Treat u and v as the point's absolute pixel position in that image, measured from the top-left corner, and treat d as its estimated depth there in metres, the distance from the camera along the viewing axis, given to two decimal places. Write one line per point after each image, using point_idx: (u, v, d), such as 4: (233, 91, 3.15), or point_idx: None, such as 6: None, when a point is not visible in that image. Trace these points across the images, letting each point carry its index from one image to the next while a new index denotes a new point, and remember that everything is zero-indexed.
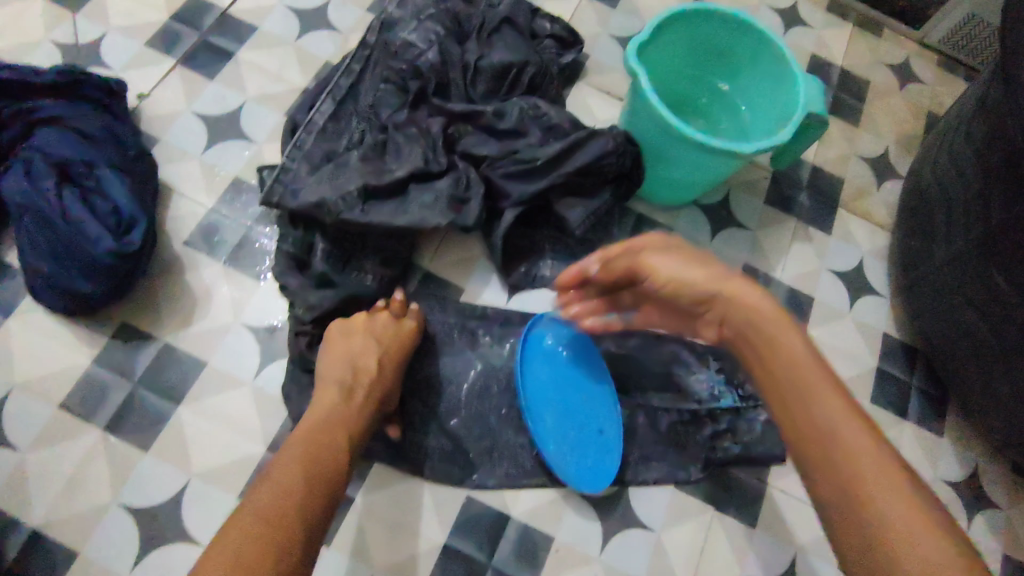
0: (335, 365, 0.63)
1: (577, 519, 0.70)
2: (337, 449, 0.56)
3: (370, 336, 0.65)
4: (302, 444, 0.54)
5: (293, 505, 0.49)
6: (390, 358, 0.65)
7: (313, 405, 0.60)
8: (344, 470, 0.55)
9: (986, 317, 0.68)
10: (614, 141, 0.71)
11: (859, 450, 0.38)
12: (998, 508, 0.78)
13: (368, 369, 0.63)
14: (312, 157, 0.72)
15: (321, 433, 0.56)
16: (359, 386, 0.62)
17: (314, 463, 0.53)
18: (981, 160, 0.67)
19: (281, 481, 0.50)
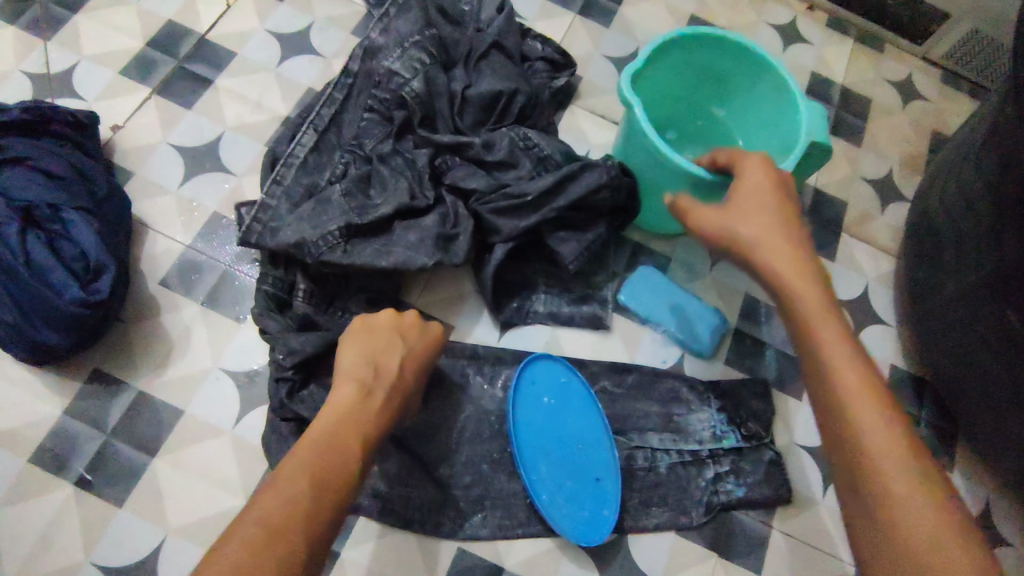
0: (355, 360, 0.57)
1: (576, 571, 0.66)
2: (356, 451, 0.49)
3: (394, 338, 0.59)
4: (318, 442, 0.48)
5: (302, 518, 0.43)
6: (412, 361, 0.59)
7: (332, 397, 0.53)
8: (359, 476, 0.48)
9: (1000, 357, 0.65)
10: (608, 175, 0.68)
11: (873, 424, 0.41)
12: (1015, 547, 0.74)
13: (390, 368, 0.57)
14: (292, 194, 0.68)
15: (337, 432, 0.50)
16: (378, 381, 0.55)
17: (328, 467, 0.47)
18: (992, 193, 0.64)
19: (291, 486, 0.44)
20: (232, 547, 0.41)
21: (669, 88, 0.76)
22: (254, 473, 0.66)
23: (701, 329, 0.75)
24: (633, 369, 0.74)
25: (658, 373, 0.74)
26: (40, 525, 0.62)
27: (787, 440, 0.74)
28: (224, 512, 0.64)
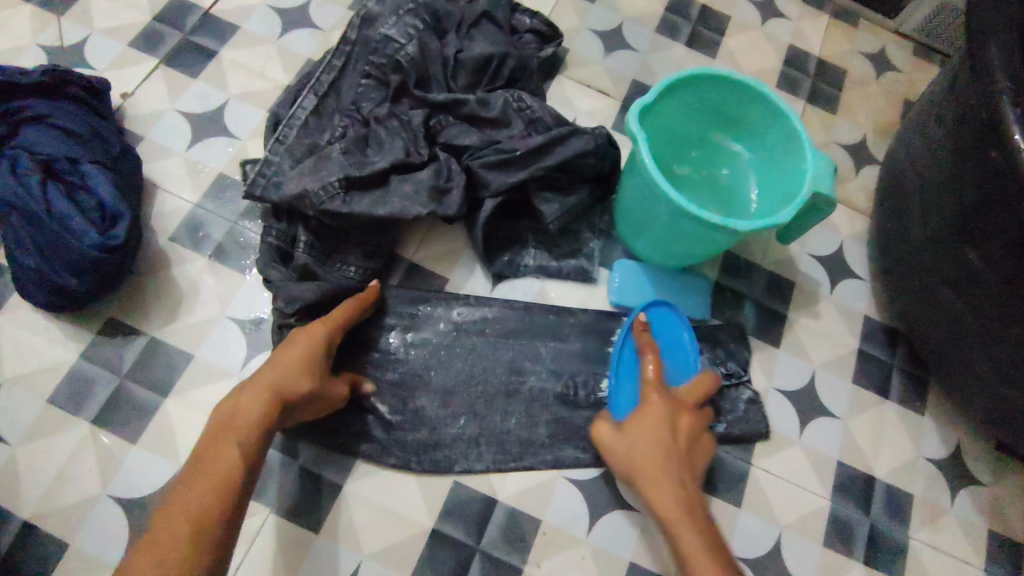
0: (264, 373, 0.57)
1: (565, 503, 0.70)
2: (233, 454, 0.53)
3: (305, 329, 0.62)
4: (201, 455, 0.53)
5: (192, 528, 0.48)
6: (299, 349, 0.59)
7: (223, 410, 0.55)
8: (236, 476, 0.52)
9: (962, 296, 0.69)
10: (595, 142, 0.73)
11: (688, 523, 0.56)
12: (983, 485, 0.79)
13: (282, 363, 0.58)
14: (294, 151, 0.72)
15: (217, 441, 0.53)
16: (263, 376, 0.56)
17: (215, 486, 0.51)
18: (951, 140, 0.68)
19: (191, 502, 0.50)
20: (138, 556, 0.47)
21: (679, 128, 0.76)
22: None
23: (677, 283, 0.80)
24: (618, 317, 0.78)
25: None
26: (60, 462, 0.66)
27: (765, 383, 0.79)
28: None
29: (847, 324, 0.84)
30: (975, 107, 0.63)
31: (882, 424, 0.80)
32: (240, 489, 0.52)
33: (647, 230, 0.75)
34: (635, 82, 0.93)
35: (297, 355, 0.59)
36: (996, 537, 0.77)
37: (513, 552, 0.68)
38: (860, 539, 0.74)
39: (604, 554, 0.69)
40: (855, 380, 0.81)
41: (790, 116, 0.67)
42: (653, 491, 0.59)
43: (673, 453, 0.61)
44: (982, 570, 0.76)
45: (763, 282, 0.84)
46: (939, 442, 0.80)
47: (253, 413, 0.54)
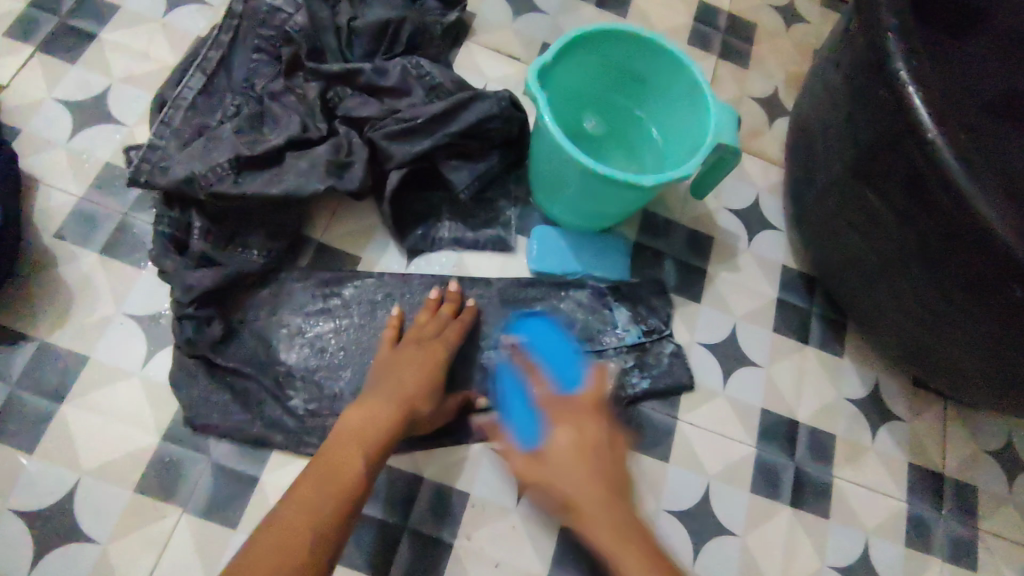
0: (414, 383, 0.62)
1: (492, 474, 0.70)
2: (359, 464, 0.55)
3: (421, 346, 0.65)
4: (326, 460, 0.54)
5: (311, 519, 0.50)
6: (434, 367, 0.64)
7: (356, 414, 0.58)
8: (363, 472, 0.55)
9: (867, 237, 0.70)
10: (499, 105, 0.71)
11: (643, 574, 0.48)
12: (902, 420, 0.82)
13: (426, 383, 0.63)
14: (181, 133, 0.68)
15: (340, 446, 0.56)
16: (394, 389, 0.61)
17: (347, 492, 0.53)
18: (845, 84, 0.69)
19: (314, 504, 0.51)
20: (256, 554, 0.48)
21: (584, 87, 0.74)
22: (166, 411, 0.67)
23: (594, 246, 0.79)
24: (538, 284, 0.77)
25: (561, 286, 0.77)
26: None
27: (687, 339, 0.79)
28: (138, 451, 0.65)
29: (765, 275, 0.85)
30: (861, 49, 0.64)
31: (803, 369, 0.81)
32: (353, 501, 0.53)
33: (559, 193, 0.74)
34: (545, 45, 0.91)
35: (433, 374, 0.64)
36: (915, 469, 0.80)
37: (442, 528, 0.67)
38: (786, 483, 0.76)
39: (534, 521, 0.69)
40: (775, 329, 0.82)
41: (692, 68, 0.67)
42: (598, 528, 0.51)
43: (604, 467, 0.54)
44: (904, 502, 0.78)
45: (682, 239, 0.84)
46: (858, 382, 0.82)
47: (380, 418, 0.58)
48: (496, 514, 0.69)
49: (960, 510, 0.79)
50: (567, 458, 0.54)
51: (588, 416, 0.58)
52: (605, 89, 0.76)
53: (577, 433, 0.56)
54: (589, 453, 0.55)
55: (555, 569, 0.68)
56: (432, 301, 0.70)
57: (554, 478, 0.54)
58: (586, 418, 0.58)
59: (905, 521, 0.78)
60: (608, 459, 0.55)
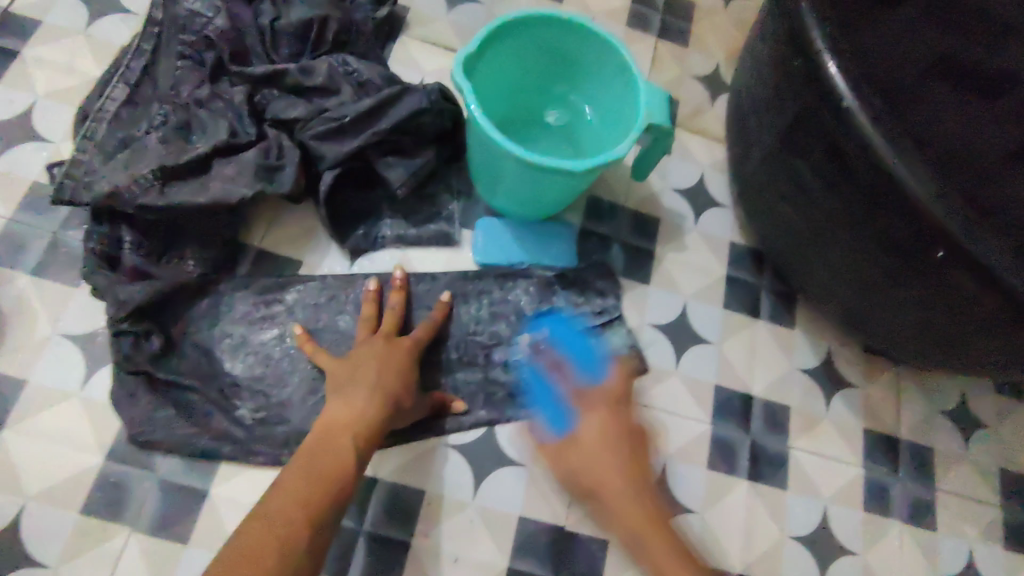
0: (393, 375, 0.63)
1: (448, 470, 0.70)
2: (348, 446, 0.58)
3: (387, 343, 0.66)
4: (312, 452, 0.57)
5: (302, 505, 0.53)
6: (400, 362, 0.64)
7: (345, 401, 0.60)
8: (350, 459, 0.57)
9: (799, 209, 0.71)
10: (429, 98, 0.71)
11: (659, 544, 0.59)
12: (856, 387, 0.83)
13: (398, 377, 0.63)
14: (105, 146, 0.67)
15: (325, 439, 0.58)
16: (384, 378, 0.62)
17: (330, 470, 0.56)
18: (771, 55, 0.69)
19: (312, 479, 0.55)
20: (248, 524, 0.53)
21: (516, 75, 0.74)
22: (108, 430, 0.65)
23: (540, 235, 0.79)
24: (485, 276, 0.76)
25: (507, 277, 0.77)
26: None
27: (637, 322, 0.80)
28: (82, 472, 0.64)
29: (714, 252, 0.85)
30: (779, 25, 0.66)
31: (755, 343, 0.82)
32: (349, 478, 0.57)
33: (497, 183, 0.73)
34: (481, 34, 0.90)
35: (401, 369, 0.64)
36: (871, 435, 0.81)
37: (399, 527, 0.67)
38: (743, 458, 0.77)
39: (493, 514, 0.69)
40: (726, 306, 0.83)
41: (619, 49, 0.67)
42: (614, 498, 0.62)
43: (624, 452, 0.63)
44: (861, 468, 0.79)
45: (629, 222, 0.84)
46: (811, 352, 0.83)
47: (365, 406, 0.60)
48: (454, 509, 0.69)
49: (917, 473, 0.80)
50: (607, 433, 0.63)
51: (615, 408, 0.65)
52: (539, 75, 0.75)
53: (608, 417, 0.64)
54: (614, 428, 0.63)
55: (515, 561, 0.68)
56: (371, 293, 0.70)
57: (579, 454, 0.63)
58: (607, 423, 0.63)
59: (863, 486, 0.79)
60: (631, 442, 0.64)
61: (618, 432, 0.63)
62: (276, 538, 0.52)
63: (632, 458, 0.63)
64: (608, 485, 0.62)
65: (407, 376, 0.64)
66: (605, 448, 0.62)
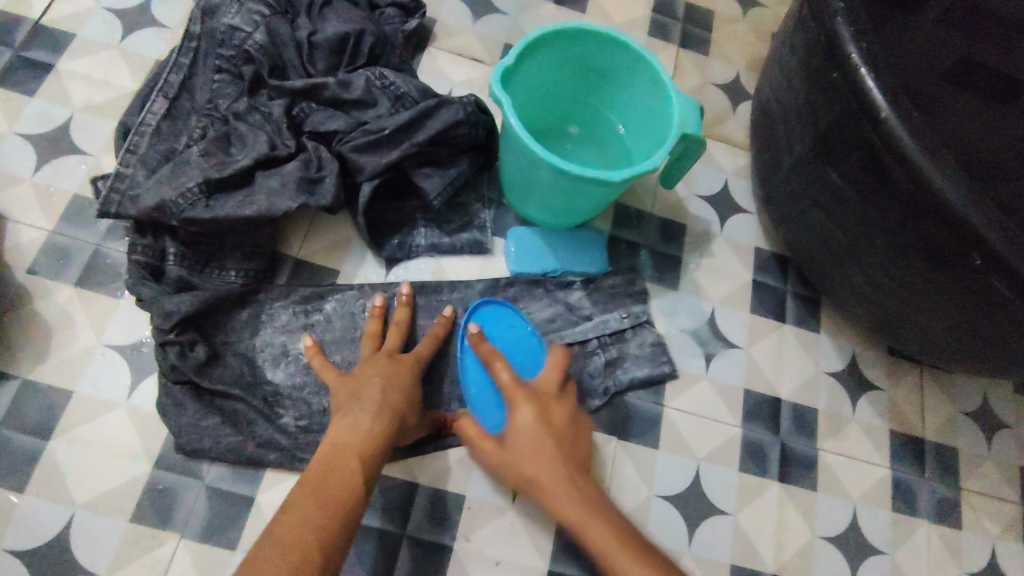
0: (398, 394, 0.63)
1: (485, 475, 0.71)
2: (354, 466, 0.57)
3: (389, 361, 0.66)
4: (319, 473, 0.56)
5: (318, 526, 0.52)
6: (403, 379, 0.65)
7: (349, 418, 0.60)
8: (359, 478, 0.56)
9: (832, 215, 0.73)
10: (464, 111, 0.72)
11: (609, 548, 0.52)
12: (881, 389, 0.84)
13: (401, 396, 0.63)
14: (148, 160, 0.68)
15: (331, 458, 0.57)
16: (388, 395, 0.62)
17: (337, 491, 0.54)
18: (802, 67, 0.70)
19: (318, 502, 0.53)
20: (258, 551, 0.50)
21: (548, 86, 0.75)
22: (155, 439, 0.67)
23: (570, 243, 0.80)
24: (519, 283, 0.77)
25: (541, 283, 0.78)
26: None
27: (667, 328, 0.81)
28: (130, 481, 0.65)
29: (740, 257, 0.86)
30: (811, 36, 0.68)
31: (781, 347, 0.83)
32: (358, 499, 0.56)
33: (530, 192, 0.74)
34: (507, 45, 0.91)
35: (404, 386, 0.64)
36: (897, 435, 0.82)
37: (441, 533, 0.68)
38: (773, 460, 0.78)
39: (531, 518, 0.70)
40: (752, 310, 0.84)
41: (652, 61, 0.68)
42: (539, 472, 0.57)
43: (554, 437, 0.59)
44: (888, 469, 0.81)
45: (656, 229, 0.85)
46: (836, 355, 0.84)
47: (370, 425, 0.60)
48: (494, 514, 0.70)
49: (943, 472, 0.82)
50: (552, 398, 0.62)
51: (550, 400, 0.62)
52: (570, 87, 0.77)
53: (541, 412, 0.60)
54: (674, 374, 0.67)
55: (555, 564, 0.69)
56: (377, 308, 0.71)
57: (512, 433, 0.59)
58: (541, 411, 0.60)
59: (891, 486, 0.80)
60: (547, 397, 0.62)
61: (556, 429, 0.60)
62: (288, 561, 0.49)
63: (548, 447, 0.58)
64: (546, 475, 0.57)
65: (410, 395, 0.64)
66: (520, 422, 0.60)
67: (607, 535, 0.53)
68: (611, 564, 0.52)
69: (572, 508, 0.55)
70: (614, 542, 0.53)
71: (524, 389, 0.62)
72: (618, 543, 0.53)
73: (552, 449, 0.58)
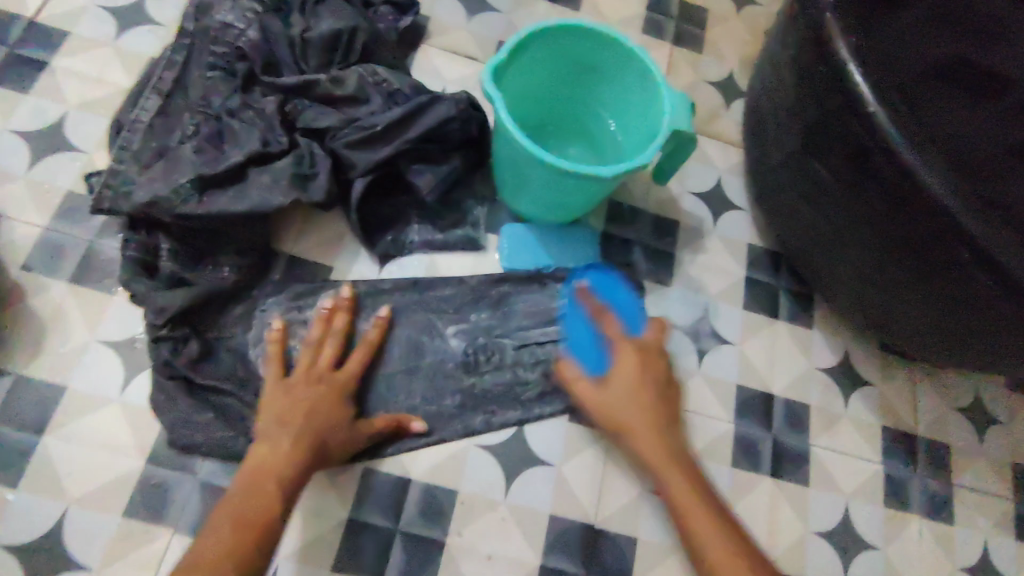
0: (324, 413, 0.62)
1: (478, 470, 0.71)
2: (273, 491, 0.57)
3: (314, 384, 0.64)
4: (237, 500, 0.56)
5: (224, 557, 0.52)
6: (333, 397, 0.64)
7: (270, 443, 0.59)
8: (278, 504, 0.57)
9: (821, 209, 0.73)
10: (457, 107, 0.73)
11: (682, 494, 0.61)
12: (873, 385, 0.84)
13: (325, 423, 0.62)
14: (141, 156, 0.68)
15: (252, 484, 0.57)
16: (313, 416, 0.62)
17: (254, 518, 0.55)
18: (791, 63, 0.71)
19: (234, 531, 0.54)
20: None
21: (540, 83, 0.76)
22: (148, 435, 0.67)
23: (564, 240, 0.81)
24: (512, 279, 0.78)
25: (534, 279, 0.78)
26: None
27: (660, 324, 0.81)
28: (123, 477, 0.65)
29: (733, 254, 0.87)
30: (800, 32, 0.68)
31: (773, 343, 0.83)
32: (275, 523, 0.56)
33: (522, 188, 0.74)
34: (501, 43, 0.91)
35: (331, 404, 0.63)
36: (889, 431, 0.83)
37: (434, 527, 0.68)
38: (765, 454, 0.78)
39: (524, 513, 0.70)
40: (745, 306, 0.84)
41: (643, 57, 0.68)
42: (635, 416, 0.64)
43: (650, 404, 0.65)
44: (880, 464, 0.81)
45: (649, 225, 0.85)
46: (828, 351, 0.85)
47: (295, 449, 0.59)
48: (486, 509, 0.70)
49: (935, 467, 0.82)
50: (632, 373, 0.65)
51: (653, 353, 0.67)
52: (563, 84, 0.77)
53: (642, 361, 0.66)
54: (649, 374, 0.66)
55: (547, 558, 0.69)
56: (323, 310, 0.69)
57: (603, 399, 0.66)
58: (644, 369, 0.66)
59: (883, 481, 0.80)
60: (657, 360, 0.67)
61: (648, 388, 0.65)
62: None
63: (649, 400, 0.65)
64: (636, 433, 0.64)
65: (338, 421, 0.63)
66: (625, 388, 0.65)
67: (713, 537, 0.58)
68: (691, 520, 0.60)
69: (654, 446, 0.64)
70: (691, 498, 0.61)
71: (634, 348, 0.67)
72: (677, 468, 0.63)
73: (642, 380, 0.65)
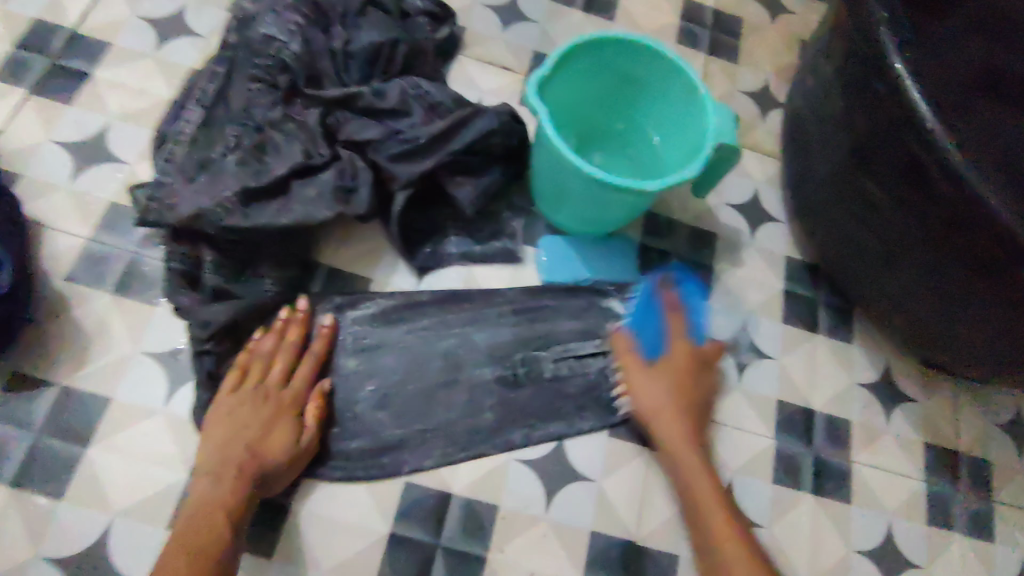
0: (257, 437, 0.62)
1: (519, 485, 0.70)
2: (220, 520, 0.58)
3: (259, 403, 0.64)
4: (185, 529, 0.57)
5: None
6: (270, 418, 0.63)
7: (215, 473, 0.60)
8: (227, 532, 0.58)
9: (870, 225, 0.72)
10: (498, 119, 0.73)
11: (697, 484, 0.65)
12: (915, 401, 0.83)
13: (268, 446, 0.62)
14: (186, 169, 0.67)
15: (203, 511, 0.58)
16: (245, 440, 0.61)
17: (201, 544, 0.56)
18: (840, 75, 0.70)
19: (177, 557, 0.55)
20: None
21: (582, 95, 0.75)
22: (190, 446, 0.67)
23: (601, 254, 0.80)
24: (551, 293, 0.77)
25: (571, 294, 0.77)
26: None
27: None
28: (165, 488, 0.65)
29: (770, 267, 0.86)
30: (850, 43, 0.67)
31: (813, 358, 0.82)
32: (225, 547, 0.58)
33: (560, 199, 0.74)
34: (537, 54, 0.91)
35: (270, 426, 0.63)
36: (932, 447, 0.81)
37: (474, 543, 0.68)
38: (806, 471, 0.77)
39: (565, 530, 0.70)
40: (784, 320, 0.83)
41: (686, 69, 0.68)
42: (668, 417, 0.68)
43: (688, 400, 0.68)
44: (923, 481, 0.80)
45: (687, 238, 0.84)
46: (868, 366, 0.83)
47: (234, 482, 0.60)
48: (526, 525, 0.69)
49: (978, 484, 0.81)
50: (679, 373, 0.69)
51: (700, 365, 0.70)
52: (604, 95, 0.76)
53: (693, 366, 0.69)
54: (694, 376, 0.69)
55: None
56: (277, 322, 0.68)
57: (649, 397, 0.69)
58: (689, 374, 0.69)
59: (926, 499, 0.79)
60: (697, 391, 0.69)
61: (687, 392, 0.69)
62: None
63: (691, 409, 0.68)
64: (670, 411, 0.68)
65: (285, 445, 0.63)
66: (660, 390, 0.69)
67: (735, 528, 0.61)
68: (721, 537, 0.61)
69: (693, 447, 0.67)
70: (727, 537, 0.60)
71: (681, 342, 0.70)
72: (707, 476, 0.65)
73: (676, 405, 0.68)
